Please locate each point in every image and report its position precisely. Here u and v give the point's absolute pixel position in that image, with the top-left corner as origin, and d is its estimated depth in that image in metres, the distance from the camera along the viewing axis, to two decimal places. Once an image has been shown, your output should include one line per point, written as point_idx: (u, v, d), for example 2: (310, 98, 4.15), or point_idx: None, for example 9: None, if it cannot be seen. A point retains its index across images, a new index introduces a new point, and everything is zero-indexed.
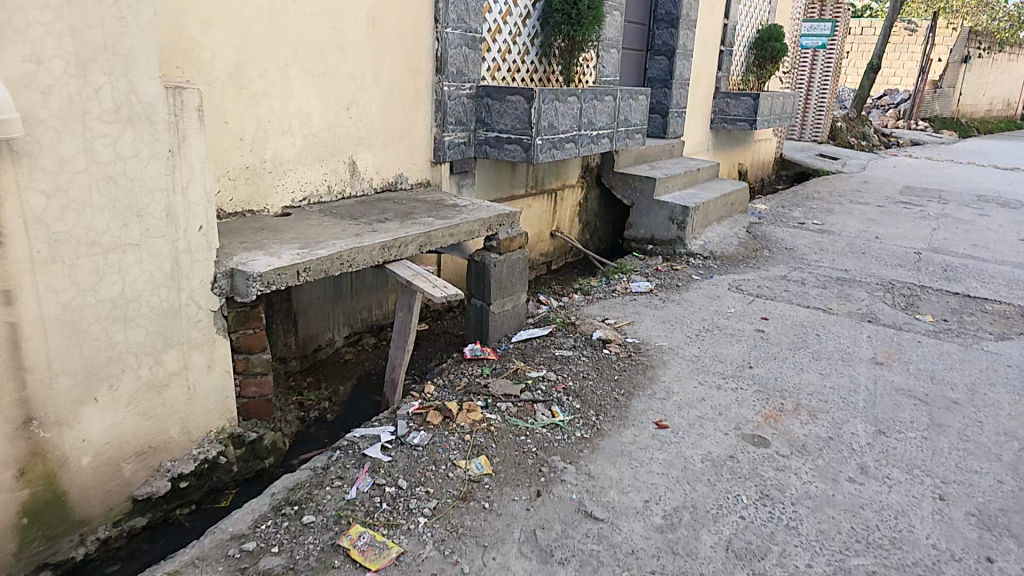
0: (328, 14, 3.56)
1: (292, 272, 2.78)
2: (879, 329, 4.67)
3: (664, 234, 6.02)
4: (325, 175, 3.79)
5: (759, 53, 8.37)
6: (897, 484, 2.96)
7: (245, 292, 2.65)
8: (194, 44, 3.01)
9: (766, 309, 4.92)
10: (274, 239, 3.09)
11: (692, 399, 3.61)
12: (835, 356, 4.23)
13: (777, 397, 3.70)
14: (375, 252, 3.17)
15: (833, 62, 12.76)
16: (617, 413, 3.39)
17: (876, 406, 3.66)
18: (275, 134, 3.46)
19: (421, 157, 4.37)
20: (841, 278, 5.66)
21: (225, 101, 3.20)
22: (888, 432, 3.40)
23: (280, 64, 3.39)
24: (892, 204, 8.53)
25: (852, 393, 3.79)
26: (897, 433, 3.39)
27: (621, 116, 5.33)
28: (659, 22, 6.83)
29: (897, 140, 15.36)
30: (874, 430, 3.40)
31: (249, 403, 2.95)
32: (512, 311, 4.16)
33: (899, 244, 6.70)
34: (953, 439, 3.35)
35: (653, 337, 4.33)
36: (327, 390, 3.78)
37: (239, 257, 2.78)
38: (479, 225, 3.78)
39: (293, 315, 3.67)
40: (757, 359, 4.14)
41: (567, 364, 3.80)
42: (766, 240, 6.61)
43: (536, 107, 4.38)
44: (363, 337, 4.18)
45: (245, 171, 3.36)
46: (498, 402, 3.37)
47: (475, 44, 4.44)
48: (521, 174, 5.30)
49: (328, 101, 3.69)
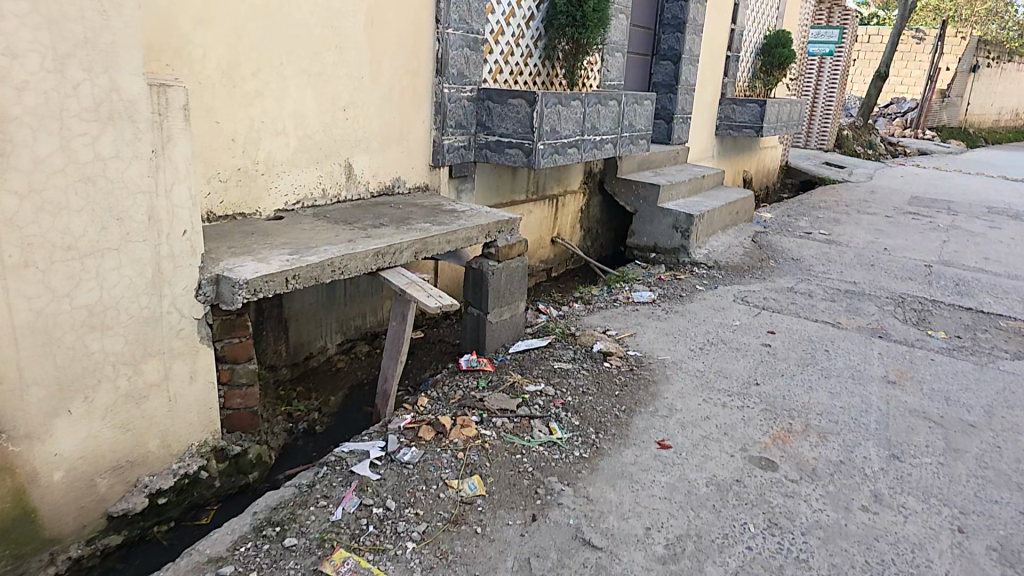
0: (325, 12, 3.45)
1: (280, 279, 2.65)
2: (891, 346, 4.54)
3: (667, 243, 5.90)
4: (319, 177, 3.68)
5: (766, 59, 8.26)
6: (914, 515, 2.83)
7: (231, 300, 2.53)
8: (184, 41, 2.90)
9: (772, 322, 4.79)
10: (264, 244, 2.96)
11: (695, 417, 3.48)
12: (844, 374, 4.10)
13: (785, 416, 3.57)
14: (369, 259, 3.05)
15: (840, 69, 12.65)
16: (617, 431, 3.27)
17: (889, 428, 3.53)
18: (268, 135, 3.35)
19: (420, 161, 4.26)
20: (850, 291, 5.52)
21: (217, 101, 3.08)
22: (902, 457, 3.27)
23: (274, 62, 3.28)
24: (900, 215, 8.40)
25: (863, 413, 3.66)
26: (912, 459, 3.25)
27: (625, 120, 5.22)
28: (665, 27, 6.71)
29: (903, 149, 15.24)
30: (888, 455, 3.27)
31: (233, 415, 2.83)
32: (510, 321, 4.04)
33: (908, 257, 6.57)
34: (971, 466, 3.22)
35: (656, 350, 4.20)
36: (317, 400, 3.65)
37: (225, 262, 2.65)
38: (478, 232, 3.66)
39: (284, 322, 3.55)
40: (763, 376, 4.00)
41: (566, 377, 3.67)
42: (772, 250, 6.48)
43: (538, 111, 4.26)
44: (356, 345, 4.06)
45: (236, 172, 3.24)
46: (494, 417, 3.24)
47: (477, 46, 4.32)
48: (522, 180, 5.18)
49: (324, 101, 3.58)
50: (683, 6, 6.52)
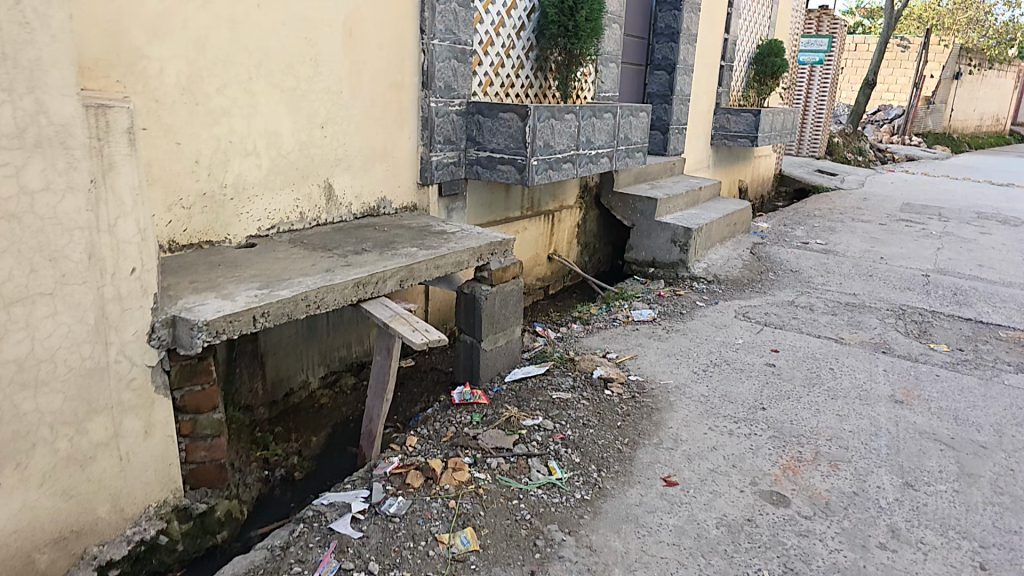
0: (297, 22, 3.22)
1: (248, 317, 2.40)
2: (894, 361, 4.17)
3: (665, 257, 5.67)
4: (296, 200, 3.43)
5: (760, 68, 8.12)
6: (933, 551, 2.49)
7: (189, 344, 2.28)
8: (137, 55, 2.66)
9: (776, 339, 4.46)
10: (232, 276, 2.73)
11: (701, 448, 3.09)
12: (851, 395, 3.69)
13: (794, 443, 3.17)
14: (348, 290, 2.77)
15: (830, 78, 12.61)
16: (619, 469, 2.89)
17: (900, 452, 3.14)
18: (237, 156, 3.11)
19: (407, 180, 4.01)
20: (849, 303, 5.25)
21: (177, 121, 2.84)
22: (915, 484, 2.89)
23: (241, 77, 3.04)
24: (894, 223, 8.24)
25: (873, 437, 3.26)
26: (926, 487, 2.88)
27: (621, 133, 5.00)
28: (659, 36, 6.53)
29: (892, 156, 15.20)
30: (901, 483, 2.89)
31: (198, 469, 2.54)
32: (506, 348, 3.72)
33: (905, 265, 6.37)
34: (987, 493, 2.85)
35: (658, 374, 3.85)
36: (297, 441, 3.34)
37: (185, 300, 2.42)
38: (469, 255, 3.38)
39: (260, 357, 3.27)
40: (770, 399, 3.61)
41: (564, 409, 3.30)
42: (771, 262, 6.27)
43: (530, 125, 4.03)
44: (341, 378, 3.76)
45: (202, 198, 3.01)
46: (488, 457, 2.87)
47: (465, 57, 4.09)
48: (516, 198, 4.94)
49: (298, 118, 3.34)
50: (677, 15, 6.35)
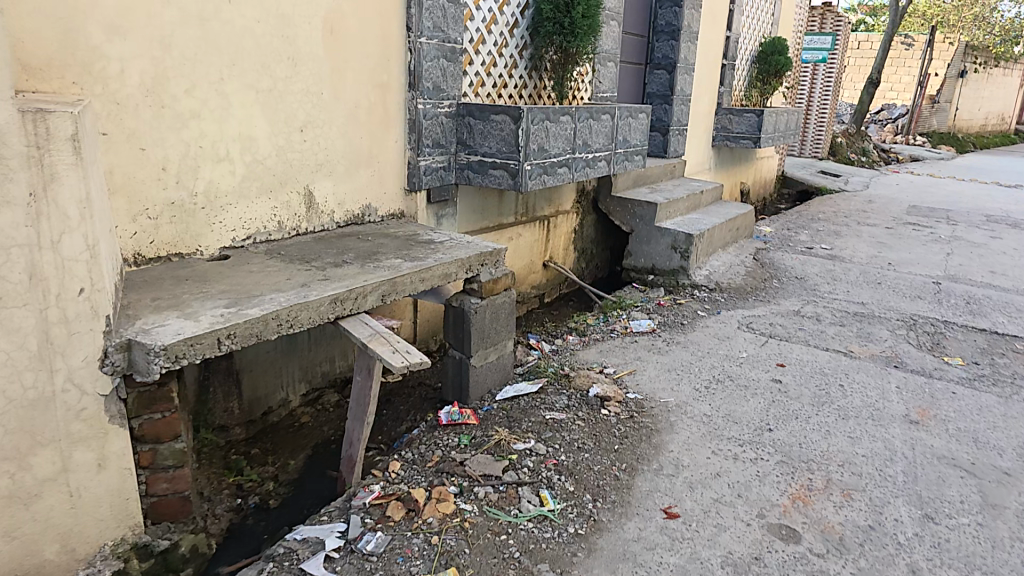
0: (273, 19, 3.04)
1: (212, 339, 2.22)
2: (907, 377, 3.98)
3: (665, 264, 5.48)
4: (274, 209, 3.25)
5: (763, 66, 7.92)
6: None
7: (146, 370, 2.10)
8: (96, 55, 2.49)
9: (782, 353, 4.27)
10: (200, 294, 2.55)
11: (704, 474, 2.89)
12: (863, 415, 3.50)
13: (804, 469, 2.97)
14: (325, 308, 2.58)
15: (833, 77, 12.44)
16: (617, 498, 2.69)
17: (918, 480, 2.93)
18: (209, 163, 2.93)
19: (393, 186, 3.83)
20: (857, 313, 5.05)
21: (141, 124, 2.67)
22: (936, 517, 2.68)
23: (212, 77, 2.87)
24: (901, 226, 8.04)
25: (888, 462, 3.06)
26: (948, 520, 2.67)
27: (619, 135, 4.80)
28: (658, 34, 6.34)
29: (897, 156, 14.98)
30: (920, 516, 2.68)
31: (161, 501, 2.31)
32: (497, 363, 3.53)
33: (914, 272, 6.16)
34: (1013, 527, 2.64)
35: (658, 392, 3.65)
36: (274, 464, 3.10)
37: (144, 322, 2.24)
38: (457, 266, 3.19)
39: (235, 374, 3.09)
40: (777, 419, 3.42)
41: (558, 431, 3.09)
42: (775, 268, 6.08)
43: (523, 128, 3.84)
44: (324, 395, 3.58)
45: (170, 207, 2.83)
46: (476, 486, 2.65)
47: (455, 56, 3.89)
48: (509, 203, 4.75)
49: (275, 121, 3.16)
50: (678, 12, 6.16)
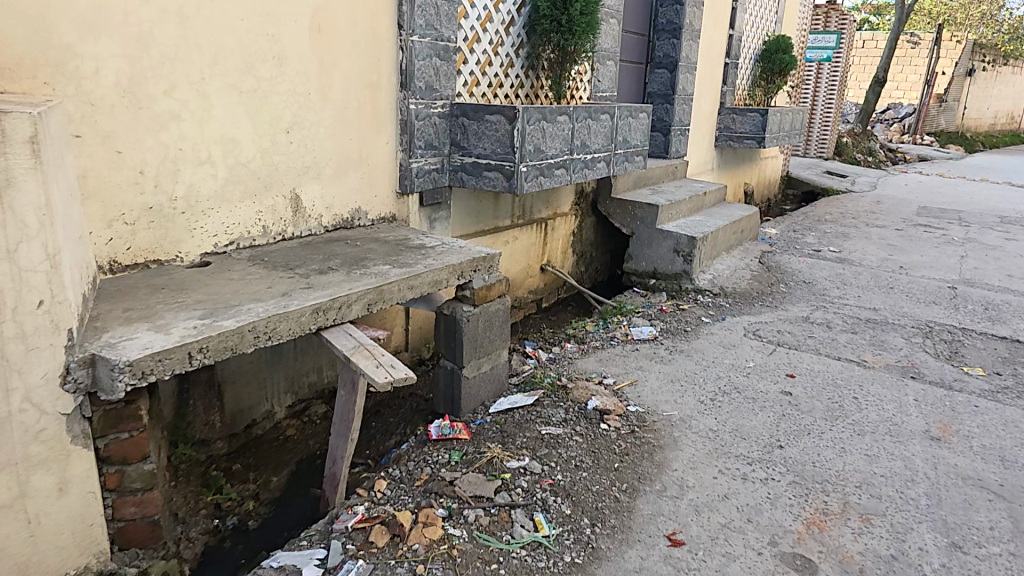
0: (257, 17, 2.90)
1: (182, 353, 2.08)
2: (927, 389, 3.82)
3: (668, 268, 5.33)
4: (258, 213, 3.10)
5: (766, 65, 7.77)
6: None
7: (110, 388, 1.96)
8: (67, 54, 2.35)
9: (791, 362, 4.11)
10: (174, 303, 2.39)
11: (710, 496, 2.74)
12: (881, 431, 3.34)
13: (818, 491, 2.82)
14: (305, 318, 2.43)
15: (838, 76, 12.29)
16: (617, 523, 2.54)
17: (942, 504, 2.77)
18: (189, 166, 2.78)
19: (384, 189, 3.69)
20: (870, 319, 4.89)
21: (117, 126, 2.52)
22: (964, 546, 2.51)
23: (193, 77, 2.72)
24: (912, 228, 7.86)
25: (910, 484, 2.90)
26: (977, 549, 2.50)
27: (619, 135, 4.66)
28: (659, 32, 6.20)
29: (905, 156, 14.77)
30: (947, 544, 2.52)
31: (128, 526, 2.19)
32: (491, 374, 3.39)
33: (928, 276, 5.99)
34: None
35: (661, 405, 3.50)
36: (255, 482, 3.00)
37: (111, 335, 2.09)
38: (448, 273, 3.05)
39: (216, 387, 2.96)
40: (787, 435, 3.26)
41: (554, 447, 2.95)
42: (782, 272, 5.92)
43: (519, 128, 3.70)
44: (312, 407, 3.44)
45: (148, 212, 2.68)
46: (465, 509, 2.51)
47: (448, 55, 3.76)
48: (506, 206, 4.62)
49: (260, 123, 3.02)
50: (679, 10, 6.02)
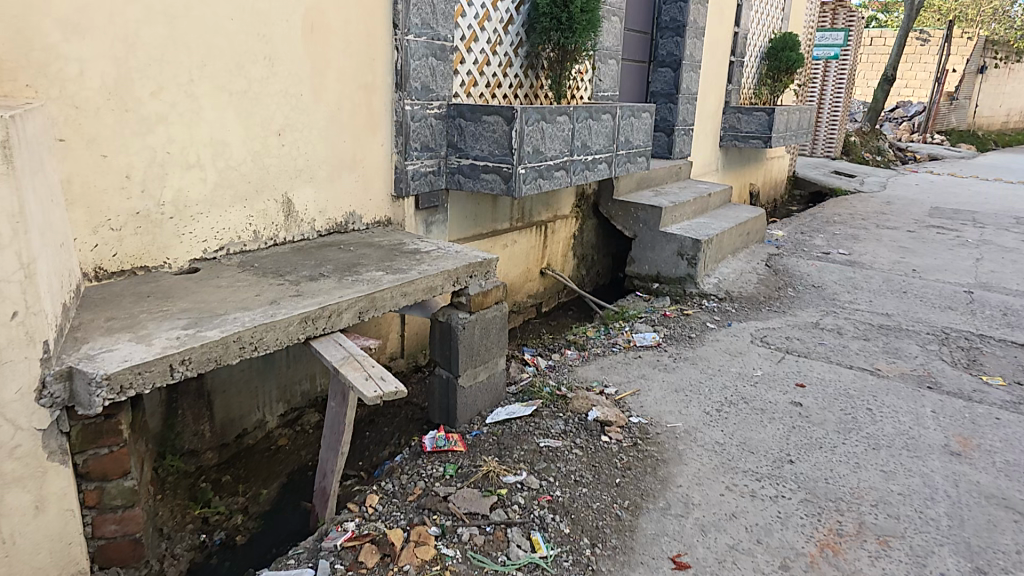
0: (248, 17, 2.82)
1: (163, 365, 1.99)
2: (945, 401, 3.72)
3: (671, 272, 5.24)
4: (249, 218, 3.02)
5: (772, 63, 7.65)
6: None
7: (87, 403, 1.88)
8: (52, 55, 2.25)
9: (802, 371, 4.02)
10: (157, 312, 2.29)
11: (717, 515, 2.65)
12: (897, 445, 3.25)
13: (832, 510, 2.73)
14: (293, 328, 2.36)
15: (846, 74, 12.14)
16: (618, 544, 2.45)
17: (965, 525, 2.67)
18: (177, 170, 2.69)
19: (379, 192, 3.61)
20: (884, 326, 4.78)
21: (104, 130, 2.43)
22: (989, 572, 2.41)
23: (181, 79, 2.63)
24: (924, 230, 7.72)
25: (929, 503, 2.81)
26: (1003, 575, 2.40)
27: (621, 136, 4.56)
28: (663, 30, 6.10)
29: (915, 155, 14.58)
30: (971, 570, 2.41)
31: (108, 544, 2.13)
32: (488, 384, 3.36)
33: (942, 280, 5.86)
34: None
35: (665, 416, 3.41)
36: (244, 495, 2.92)
37: (91, 346, 2.01)
38: (443, 278, 2.97)
39: (206, 396, 2.90)
40: (798, 450, 3.18)
41: (553, 462, 2.90)
42: (789, 275, 5.81)
43: (517, 129, 3.61)
44: (304, 416, 3.39)
45: (136, 218, 2.59)
46: (459, 527, 2.47)
47: (445, 55, 3.67)
48: (505, 210, 4.53)
49: (250, 126, 2.94)
50: (683, 7, 5.91)
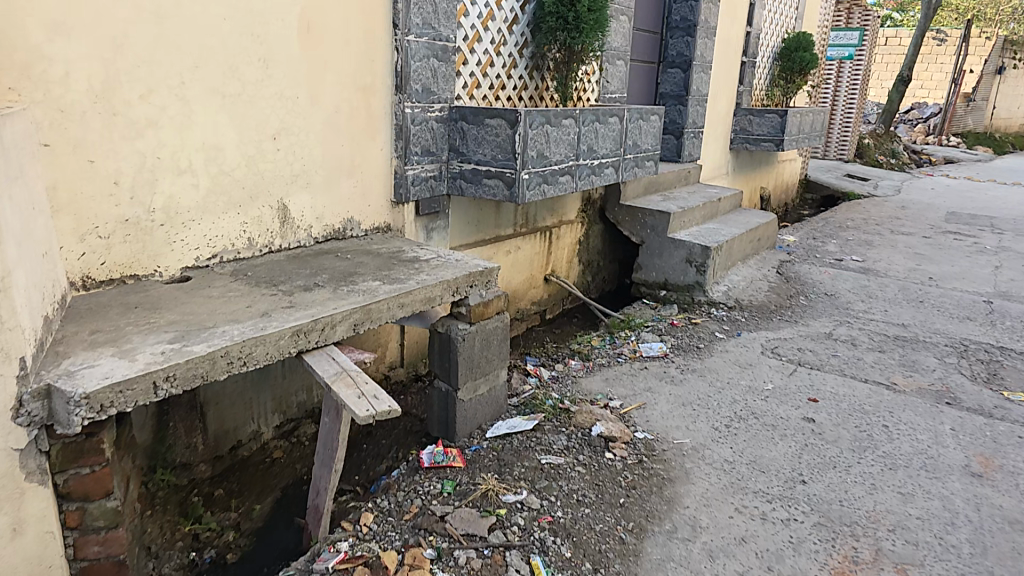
0: (241, 17, 2.74)
1: (146, 382, 1.89)
2: (964, 418, 3.59)
3: (680, 279, 5.12)
4: (243, 225, 2.94)
5: (785, 64, 7.50)
6: None
7: (66, 422, 1.78)
8: (36, 56, 2.17)
9: (814, 385, 3.90)
10: (143, 324, 2.20)
11: (726, 540, 2.54)
12: (915, 465, 3.13)
13: (847, 535, 2.61)
14: (284, 342, 2.26)
15: (860, 75, 11.96)
16: (622, 570, 2.36)
17: (988, 553, 2.55)
18: (168, 175, 2.61)
19: (378, 198, 3.53)
20: (900, 337, 4.65)
21: (91, 134, 2.35)
22: None
23: (172, 81, 2.55)
24: (941, 236, 7.54)
25: (951, 528, 2.69)
26: None
27: (628, 140, 4.45)
28: (672, 30, 5.97)
29: (930, 158, 14.34)
30: None
31: (90, 567, 2.00)
32: (489, 396, 3.27)
33: (960, 289, 5.70)
34: None
35: (671, 431, 3.31)
36: (236, 510, 2.87)
37: (72, 361, 1.91)
38: (442, 288, 2.89)
39: (199, 408, 2.82)
40: (811, 469, 3.06)
41: (555, 480, 2.81)
42: (801, 283, 5.68)
43: (520, 133, 3.52)
44: (300, 427, 3.31)
45: (124, 225, 2.51)
46: (455, 549, 2.38)
47: (447, 56, 3.58)
48: (508, 215, 4.44)
49: (244, 130, 2.86)
50: (693, 7, 5.79)
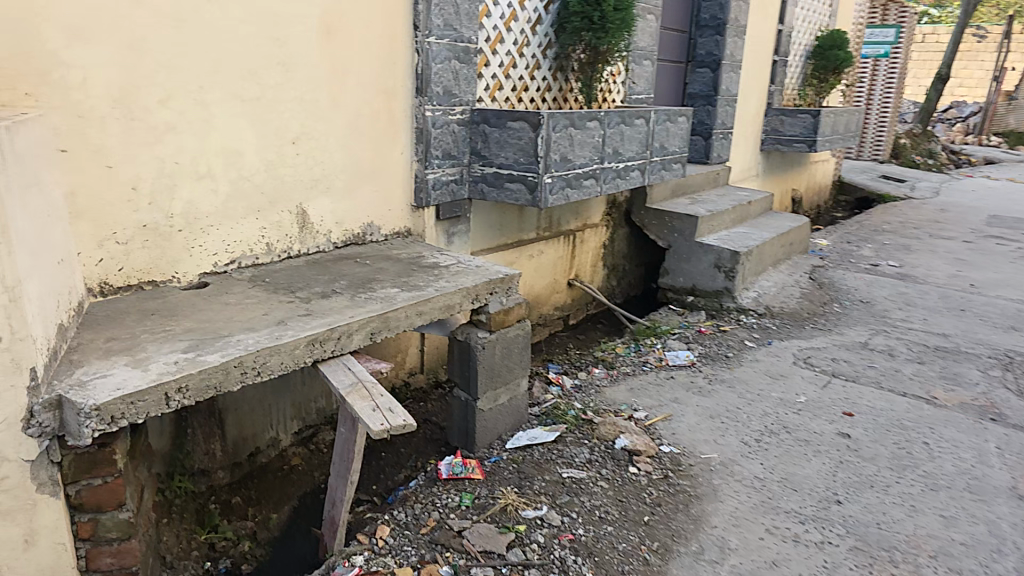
0: (261, 20, 2.70)
1: (158, 393, 1.85)
2: (1011, 436, 3.39)
3: (708, 284, 4.98)
4: (263, 230, 2.91)
5: (818, 63, 7.27)
6: None
7: (77, 433, 1.74)
8: (53, 62, 2.16)
9: (850, 399, 3.72)
10: (158, 331, 2.17)
11: (756, 563, 2.42)
12: (958, 486, 2.96)
13: (886, 561, 2.46)
14: (299, 351, 2.21)
15: (896, 73, 11.59)
16: None
17: None
18: (187, 181, 2.58)
19: (399, 202, 3.47)
20: (940, 348, 4.43)
21: (109, 139, 2.33)
22: None
23: (192, 85, 2.53)
24: (983, 240, 7.23)
25: (998, 557, 2.52)
26: None
27: (655, 142, 4.33)
28: (701, 29, 5.82)
29: (970, 158, 13.83)
30: None
31: None
32: (509, 406, 3.18)
33: (1005, 297, 5.43)
34: None
35: (699, 445, 3.18)
36: (253, 519, 2.84)
37: (85, 371, 1.87)
38: (462, 296, 2.81)
39: (218, 414, 2.79)
40: (847, 488, 2.91)
41: (577, 495, 2.71)
42: (835, 289, 5.47)
43: (543, 136, 3.44)
44: (318, 434, 3.27)
45: (142, 230, 2.49)
46: (473, 567, 2.31)
47: (469, 57, 3.51)
48: (531, 219, 4.35)
49: (264, 134, 2.82)
50: (723, 5, 5.63)
